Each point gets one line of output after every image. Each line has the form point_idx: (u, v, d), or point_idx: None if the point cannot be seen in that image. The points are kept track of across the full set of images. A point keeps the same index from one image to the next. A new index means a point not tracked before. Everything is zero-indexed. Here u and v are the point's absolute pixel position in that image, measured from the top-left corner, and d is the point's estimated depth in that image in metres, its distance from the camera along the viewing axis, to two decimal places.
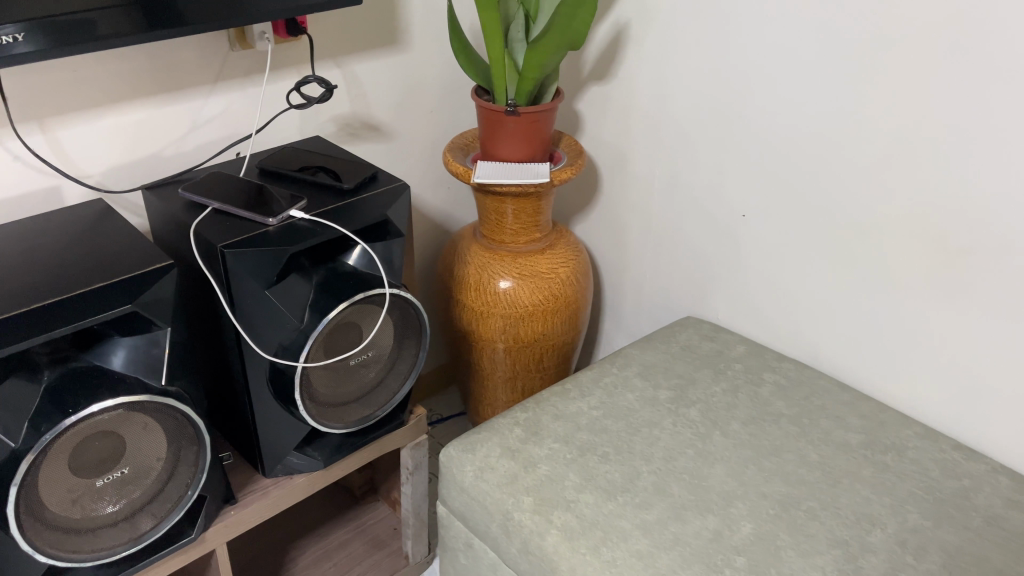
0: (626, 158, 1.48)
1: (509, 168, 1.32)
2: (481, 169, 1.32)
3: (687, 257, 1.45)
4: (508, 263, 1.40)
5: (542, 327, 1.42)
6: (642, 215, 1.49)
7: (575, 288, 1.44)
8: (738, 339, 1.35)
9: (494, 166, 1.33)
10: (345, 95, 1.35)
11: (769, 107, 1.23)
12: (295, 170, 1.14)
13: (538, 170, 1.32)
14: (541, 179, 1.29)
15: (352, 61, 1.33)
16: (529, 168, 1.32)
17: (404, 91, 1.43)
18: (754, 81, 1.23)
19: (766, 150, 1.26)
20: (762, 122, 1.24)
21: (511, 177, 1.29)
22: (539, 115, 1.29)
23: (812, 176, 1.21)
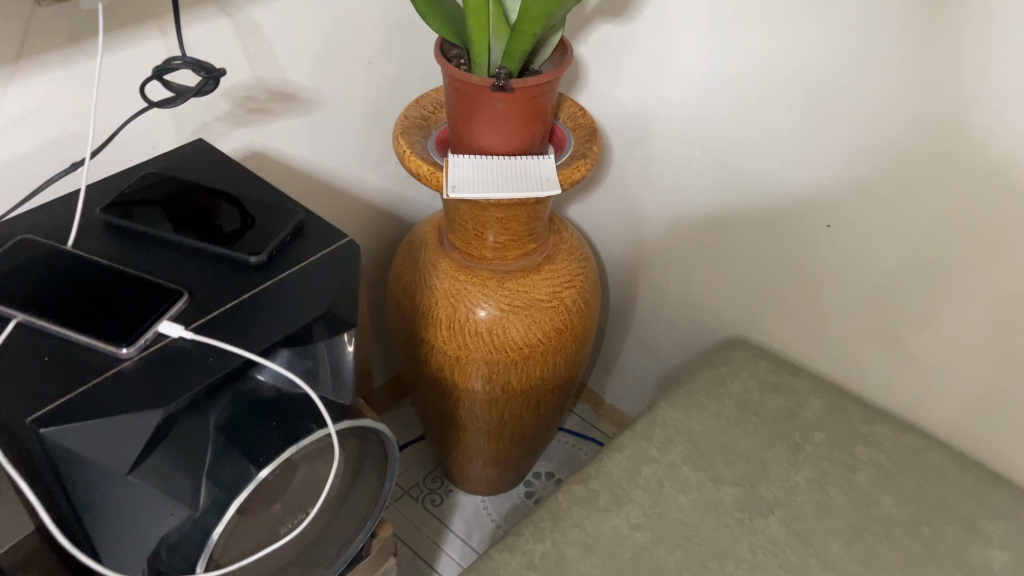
0: (650, 125, 1.06)
1: (495, 166, 0.90)
2: (453, 168, 0.89)
3: (733, 262, 1.07)
4: (491, 288, 1.00)
5: (540, 371, 1.04)
6: (672, 202, 1.09)
7: (583, 314, 1.04)
8: (809, 388, 1.00)
9: (474, 164, 0.90)
10: (241, 56, 0.88)
11: (876, 85, 0.81)
12: (176, 220, 0.70)
13: (541, 169, 0.90)
14: (551, 186, 0.87)
15: (248, 4, 0.85)
16: (527, 166, 0.90)
17: (332, 41, 0.96)
18: (858, 45, 0.80)
19: (867, 144, 0.85)
20: (863, 103, 0.83)
21: (505, 184, 0.87)
22: (540, 89, 0.85)
23: (938, 189, 0.82)
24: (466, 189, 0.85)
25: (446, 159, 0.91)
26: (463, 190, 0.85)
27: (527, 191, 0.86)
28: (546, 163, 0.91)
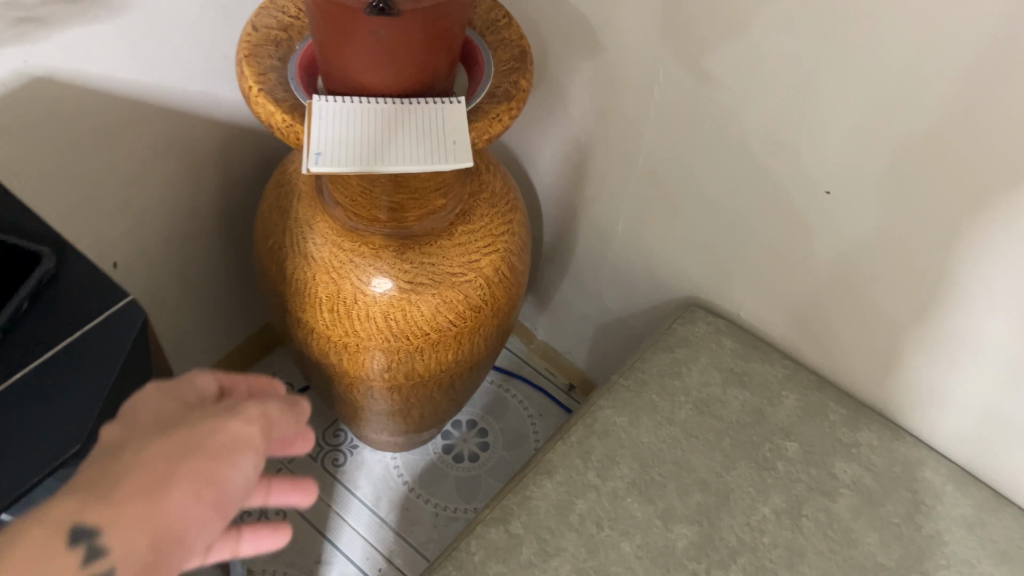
0: (597, 37, 0.76)
1: (381, 112, 0.63)
2: (320, 118, 0.61)
3: (696, 215, 0.83)
4: (387, 261, 0.76)
5: (453, 355, 0.83)
6: (620, 138, 0.83)
7: (508, 284, 0.82)
8: (782, 379, 0.81)
9: (350, 109, 0.62)
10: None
11: (932, 35, 0.54)
12: None
13: (447, 117, 0.63)
14: (461, 150, 0.62)
15: None
16: (427, 110, 0.63)
17: None
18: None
19: (906, 103, 0.58)
20: (906, 57, 0.56)
21: (397, 150, 0.61)
22: (440, 10, 0.57)
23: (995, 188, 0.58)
24: (338, 163, 0.60)
25: (310, 99, 0.63)
26: (334, 165, 0.59)
27: (426, 164, 0.61)
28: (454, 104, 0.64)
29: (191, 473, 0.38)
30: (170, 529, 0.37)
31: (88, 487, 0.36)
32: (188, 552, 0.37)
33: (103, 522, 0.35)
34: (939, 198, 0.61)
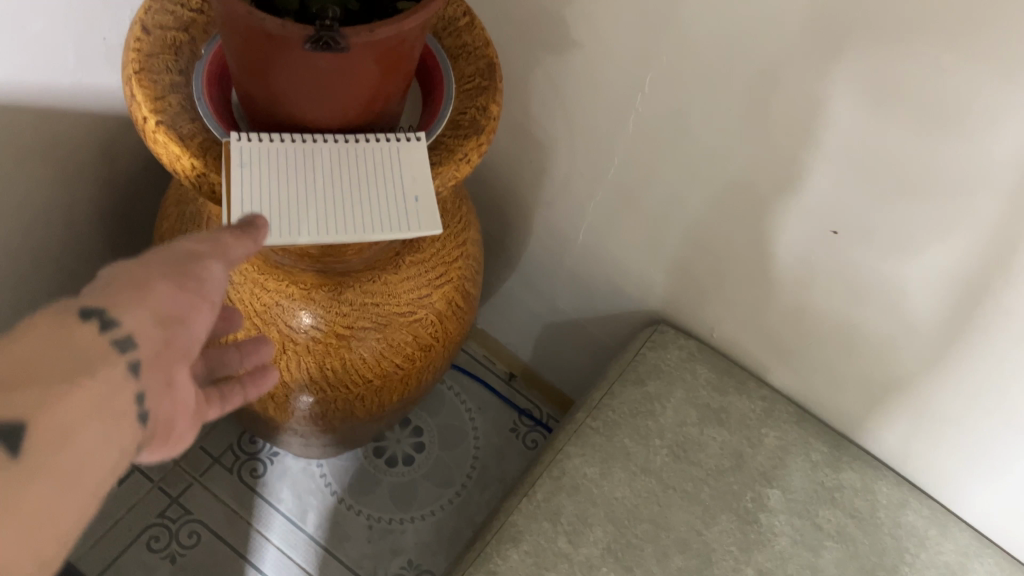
0: (569, 32, 0.64)
1: (322, 163, 0.50)
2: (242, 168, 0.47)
3: (672, 232, 0.74)
4: (321, 303, 0.63)
5: (398, 394, 0.72)
6: (588, 144, 0.72)
7: (461, 314, 0.71)
8: (760, 414, 0.75)
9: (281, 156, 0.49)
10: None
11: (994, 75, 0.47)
12: None
13: (405, 164, 0.51)
14: (426, 211, 0.50)
15: None
16: (380, 159, 0.51)
17: None
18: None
19: (949, 147, 0.51)
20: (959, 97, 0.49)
21: (345, 214, 0.49)
22: (400, 34, 0.44)
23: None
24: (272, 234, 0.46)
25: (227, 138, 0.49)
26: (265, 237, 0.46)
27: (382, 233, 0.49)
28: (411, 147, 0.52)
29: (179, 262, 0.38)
30: (172, 309, 0.37)
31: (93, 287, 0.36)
32: (196, 324, 0.39)
33: (107, 306, 0.35)
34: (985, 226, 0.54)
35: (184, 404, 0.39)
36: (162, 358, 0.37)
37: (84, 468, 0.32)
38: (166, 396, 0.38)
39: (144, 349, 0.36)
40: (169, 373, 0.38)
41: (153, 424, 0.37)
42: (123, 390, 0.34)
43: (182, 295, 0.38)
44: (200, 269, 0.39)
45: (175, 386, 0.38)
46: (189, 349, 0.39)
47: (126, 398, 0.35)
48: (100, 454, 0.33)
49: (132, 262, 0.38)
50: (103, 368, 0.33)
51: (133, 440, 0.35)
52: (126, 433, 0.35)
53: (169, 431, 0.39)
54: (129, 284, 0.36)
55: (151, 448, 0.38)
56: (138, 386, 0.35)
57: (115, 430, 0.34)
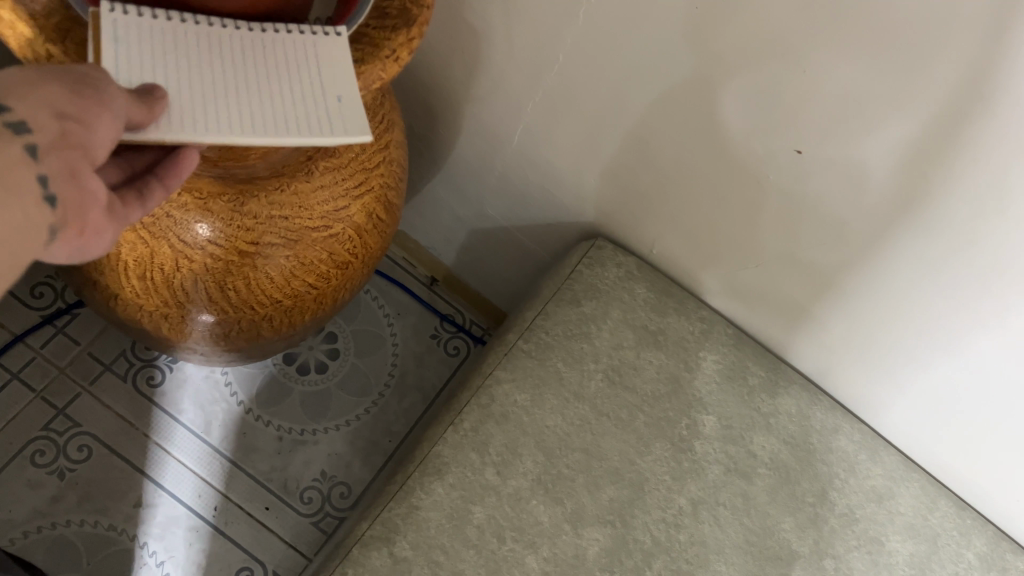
0: None
1: (220, 53, 0.42)
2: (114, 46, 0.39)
3: (617, 140, 0.67)
4: (220, 215, 0.54)
5: (311, 312, 0.65)
6: (529, 36, 0.63)
7: (382, 225, 0.63)
8: (698, 336, 0.71)
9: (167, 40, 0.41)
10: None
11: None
12: None
13: (323, 61, 0.44)
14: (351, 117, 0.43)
15: None
16: (293, 55, 0.44)
17: None
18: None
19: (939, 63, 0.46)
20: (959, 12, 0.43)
21: (251, 116, 0.41)
22: None
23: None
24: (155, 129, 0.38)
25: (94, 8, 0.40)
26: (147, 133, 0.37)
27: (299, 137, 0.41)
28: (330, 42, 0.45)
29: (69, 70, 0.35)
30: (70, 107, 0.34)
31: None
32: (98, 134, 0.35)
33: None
34: (968, 151, 0.49)
35: (95, 203, 0.36)
36: (62, 150, 0.34)
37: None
38: (72, 193, 0.34)
39: (39, 135, 0.32)
40: (73, 169, 0.34)
41: (63, 213, 0.34)
42: (22, 172, 0.32)
43: (77, 96, 0.34)
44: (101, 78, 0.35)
45: (83, 184, 0.35)
46: (93, 155, 0.35)
47: (25, 176, 0.32)
48: (3, 224, 0.31)
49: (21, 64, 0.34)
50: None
51: (39, 221, 0.33)
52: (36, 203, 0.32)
53: (82, 226, 0.36)
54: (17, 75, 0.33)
55: (63, 242, 0.35)
56: (37, 166, 0.32)
57: (18, 199, 0.31)
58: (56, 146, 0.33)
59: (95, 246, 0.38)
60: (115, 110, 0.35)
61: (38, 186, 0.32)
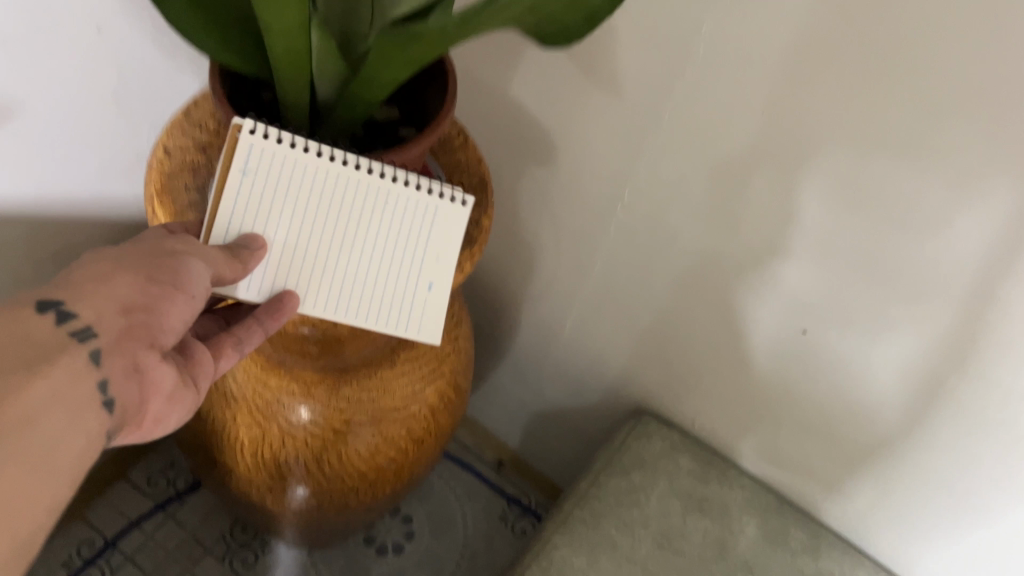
0: (551, 147, 0.70)
1: (342, 203, 0.51)
2: (248, 177, 0.48)
3: (653, 328, 0.78)
4: (320, 399, 0.66)
5: (390, 484, 0.74)
6: (572, 246, 0.77)
7: (451, 407, 0.74)
8: (741, 502, 0.78)
9: (303, 178, 0.49)
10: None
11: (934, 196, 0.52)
12: None
13: (435, 232, 0.54)
14: (431, 317, 0.55)
15: None
16: (412, 226, 0.53)
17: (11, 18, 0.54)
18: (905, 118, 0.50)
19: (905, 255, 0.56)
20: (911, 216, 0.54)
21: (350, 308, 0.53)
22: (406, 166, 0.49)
23: (995, 310, 0.54)
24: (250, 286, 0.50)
25: (237, 122, 0.47)
26: (254, 291, 0.50)
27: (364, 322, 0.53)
28: (450, 217, 0.54)
29: (146, 259, 0.44)
30: (140, 301, 0.43)
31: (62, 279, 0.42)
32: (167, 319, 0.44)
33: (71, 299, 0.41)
34: (940, 325, 0.58)
35: (154, 392, 0.45)
36: (123, 350, 0.42)
37: (57, 451, 0.38)
38: (131, 386, 0.43)
39: (103, 339, 0.42)
40: (131, 366, 0.43)
41: (121, 412, 0.43)
42: (85, 381, 0.40)
43: (151, 288, 0.43)
44: (178, 263, 0.44)
45: (143, 375, 0.44)
46: (155, 341, 0.44)
47: (89, 385, 0.41)
48: (70, 438, 0.39)
49: (101, 261, 0.44)
50: (65, 360, 0.40)
51: (102, 424, 0.41)
52: (97, 405, 0.41)
53: (138, 412, 0.44)
54: (89, 288, 0.42)
55: (125, 434, 0.44)
56: (99, 373, 0.41)
57: (84, 408, 0.40)
58: (114, 349, 0.42)
59: (166, 420, 0.47)
60: (191, 293, 0.44)
61: (98, 390, 0.41)
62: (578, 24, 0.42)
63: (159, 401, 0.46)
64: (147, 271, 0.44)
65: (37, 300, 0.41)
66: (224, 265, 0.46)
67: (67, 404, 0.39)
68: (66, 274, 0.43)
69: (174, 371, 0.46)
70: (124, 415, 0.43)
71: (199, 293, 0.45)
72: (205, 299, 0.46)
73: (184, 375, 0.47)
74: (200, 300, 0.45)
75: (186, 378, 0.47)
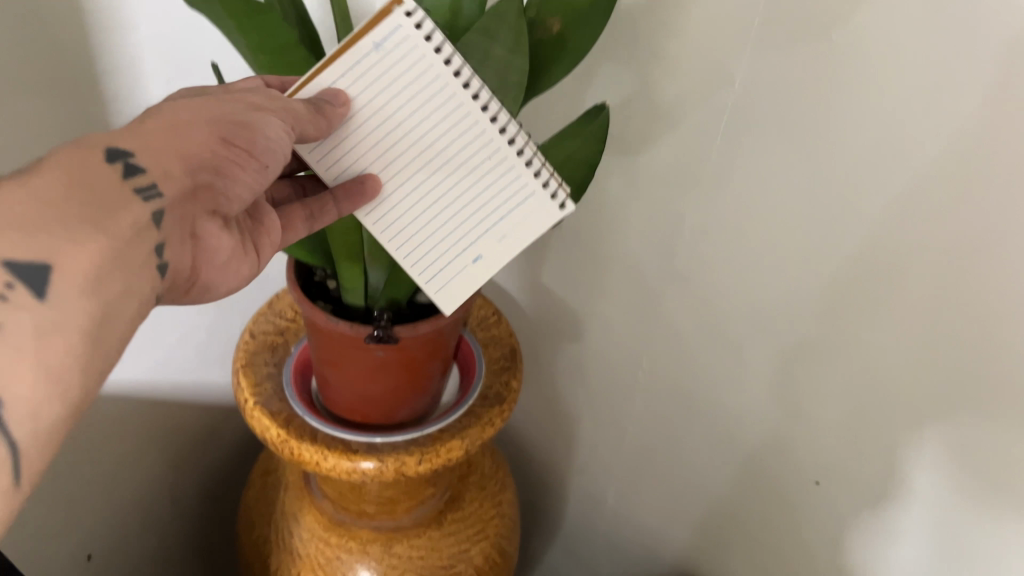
0: (581, 324, 0.82)
1: (451, 142, 0.48)
2: (378, 55, 0.45)
3: (688, 496, 0.82)
4: (375, 556, 0.73)
5: None
6: (610, 413, 0.85)
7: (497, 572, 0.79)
8: None
9: (418, 86, 0.46)
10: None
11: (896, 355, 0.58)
12: None
13: (511, 224, 0.50)
14: (462, 282, 0.53)
15: None
16: (497, 188, 0.49)
17: None
18: (849, 276, 0.58)
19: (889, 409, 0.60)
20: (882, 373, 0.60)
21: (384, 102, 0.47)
22: (438, 333, 0.60)
23: (998, 460, 0.54)
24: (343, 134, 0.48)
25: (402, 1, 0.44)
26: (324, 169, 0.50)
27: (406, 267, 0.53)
28: (543, 216, 0.50)
29: (227, 108, 0.44)
30: (208, 166, 0.43)
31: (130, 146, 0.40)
32: (230, 192, 0.45)
33: (140, 155, 0.40)
34: (935, 485, 0.59)
35: (205, 261, 0.46)
36: (185, 212, 0.43)
37: (69, 344, 0.35)
38: (183, 252, 0.44)
39: (167, 194, 0.41)
40: (186, 231, 0.44)
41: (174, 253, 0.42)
42: (139, 250, 0.39)
43: (222, 150, 0.43)
44: (257, 121, 0.43)
45: (197, 237, 0.45)
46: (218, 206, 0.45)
47: (147, 243, 0.40)
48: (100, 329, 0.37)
49: (185, 107, 0.43)
50: (133, 209, 0.39)
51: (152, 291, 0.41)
52: (135, 304, 0.39)
53: (189, 281, 0.46)
54: (159, 142, 0.42)
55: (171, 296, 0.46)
56: (159, 234, 0.41)
57: (135, 278, 0.39)
58: (179, 200, 0.42)
59: (219, 282, 0.48)
60: (258, 159, 0.44)
61: (155, 254, 0.41)
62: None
63: (214, 258, 0.47)
64: (221, 131, 0.43)
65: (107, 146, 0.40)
66: (310, 126, 0.44)
67: (104, 286, 0.37)
68: (139, 123, 0.43)
69: (233, 240, 0.47)
70: (175, 277, 0.44)
71: (274, 139, 0.44)
72: (276, 171, 0.46)
73: (241, 251, 0.49)
74: (272, 170, 0.45)
75: (243, 248, 0.49)
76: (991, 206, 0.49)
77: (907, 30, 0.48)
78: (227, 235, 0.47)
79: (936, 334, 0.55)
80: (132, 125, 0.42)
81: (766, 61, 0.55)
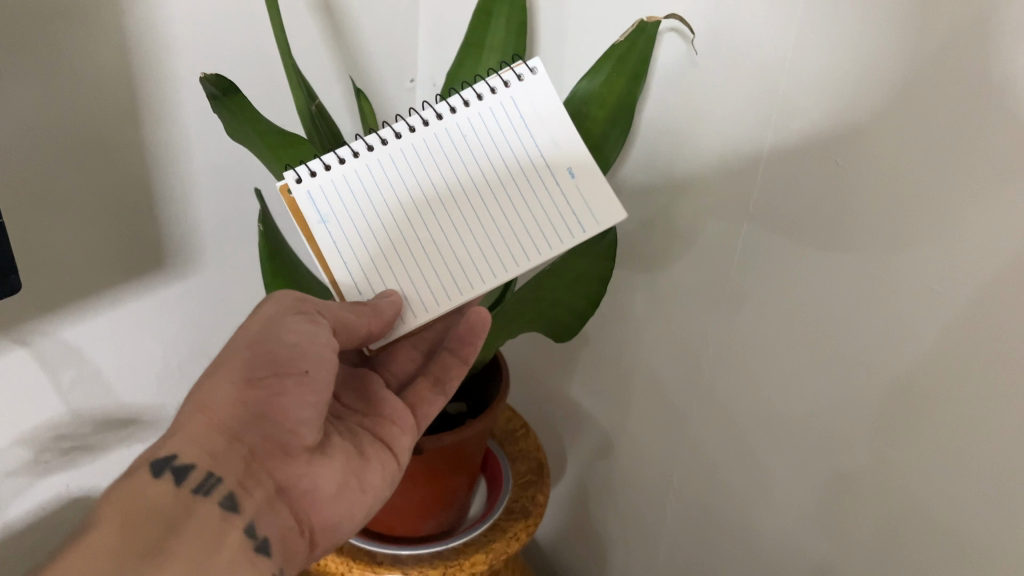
0: (612, 435, 0.83)
1: (443, 180, 0.50)
2: (327, 219, 0.49)
3: None
4: None
5: None
6: (641, 528, 0.85)
7: None
8: None
9: (368, 184, 0.50)
10: (50, 392, 0.67)
11: (916, 472, 0.57)
12: None
13: (535, 124, 0.49)
14: (591, 191, 0.49)
15: (82, 337, 0.67)
16: (501, 137, 0.49)
17: (199, 346, 0.78)
18: (859, 392, 0.59)
19: (912, 532, 0.59)
20: (905, 490, 0.58)
21: (376, 226, 0.50)
22: (462, 443, 0.61)
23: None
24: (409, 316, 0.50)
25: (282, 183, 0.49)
26: (419, 313, 0.50)
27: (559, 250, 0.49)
28: (537, 89, 0.49)
29: (248, 365, 0.48)
30: (264, 430, 0.48)
31: (176, 442, 0.47)
32: (297, 431, 0.49)
33: (187, 457, 0.46)
34: None
35: (320, 496, 0.50)
36: (256, 474, 0.48)
37: None
38: (278, 514, 0.48)
39: (230, 477, 0.47)
40: (271, 490, 0.48)
41: (268, 517, 0.47)
42: (221, 532, 0.45)
43: (266, 405, 0.48)
44: (284, 364, 0.48)
45: (293, 491, 0.49)
46: (291, 447, 0.49)
47: (232, 527, 0.45)
48: None
49: (209, 389, 0.48)
50: (197, 509, 0.45)
51: (267, 560, 0.46)
52: None
53: (319, 526, 0.50)
54: (198, 426, 0.47)
55: (308, 548, 0.50)
56: (243, 518, 0.46)
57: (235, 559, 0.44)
58: (241, 466, 0.47)
59: (357, 509, 0.52)
60: (308, 390, 0.48)
61: (246, 534, 0.46)
62: (576, 322, 0.61)
63: (330, 497, 0.50)
64: (243, 374, 0.48)
65: (151, 461, 0.46)
66: (341, 314, 0.48)
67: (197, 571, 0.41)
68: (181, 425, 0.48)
69: (337, 467, 0.51)
70: (290, 541, 0.48)
71: (299, 344, 0.48)
72: (326, 377, 0.49)
73: (360, 469, 0.52)
74: (320, 372, 0.48)
75: (363, 459, 0.52)
76: (995, 324, 0.49)
77: (898, 154, 0.50)
78: (327, 466, 0.50)
79: (955, 449, 0.54)
80: (171, 434, 0.47)
81: (769, 183, 0.58)
